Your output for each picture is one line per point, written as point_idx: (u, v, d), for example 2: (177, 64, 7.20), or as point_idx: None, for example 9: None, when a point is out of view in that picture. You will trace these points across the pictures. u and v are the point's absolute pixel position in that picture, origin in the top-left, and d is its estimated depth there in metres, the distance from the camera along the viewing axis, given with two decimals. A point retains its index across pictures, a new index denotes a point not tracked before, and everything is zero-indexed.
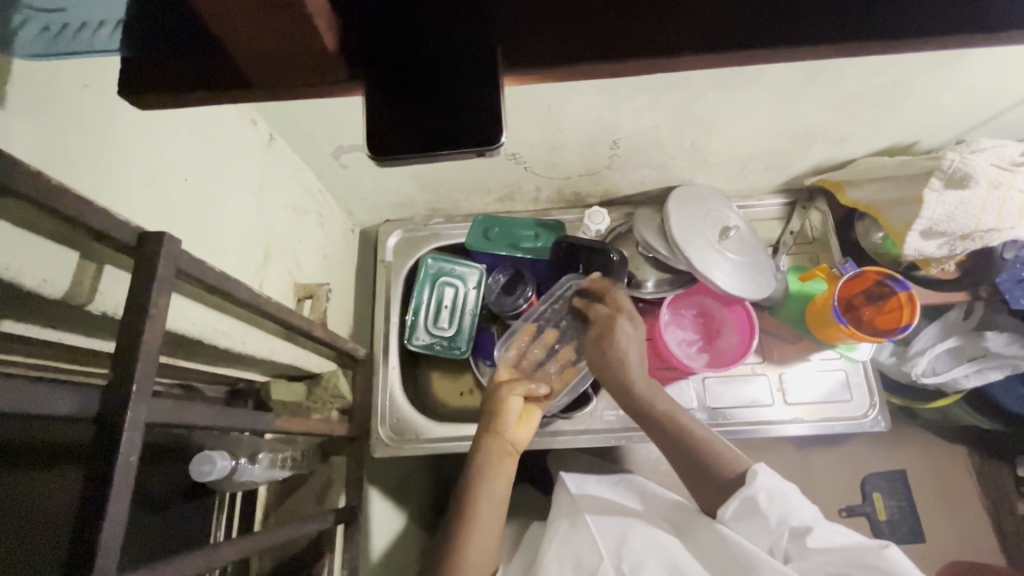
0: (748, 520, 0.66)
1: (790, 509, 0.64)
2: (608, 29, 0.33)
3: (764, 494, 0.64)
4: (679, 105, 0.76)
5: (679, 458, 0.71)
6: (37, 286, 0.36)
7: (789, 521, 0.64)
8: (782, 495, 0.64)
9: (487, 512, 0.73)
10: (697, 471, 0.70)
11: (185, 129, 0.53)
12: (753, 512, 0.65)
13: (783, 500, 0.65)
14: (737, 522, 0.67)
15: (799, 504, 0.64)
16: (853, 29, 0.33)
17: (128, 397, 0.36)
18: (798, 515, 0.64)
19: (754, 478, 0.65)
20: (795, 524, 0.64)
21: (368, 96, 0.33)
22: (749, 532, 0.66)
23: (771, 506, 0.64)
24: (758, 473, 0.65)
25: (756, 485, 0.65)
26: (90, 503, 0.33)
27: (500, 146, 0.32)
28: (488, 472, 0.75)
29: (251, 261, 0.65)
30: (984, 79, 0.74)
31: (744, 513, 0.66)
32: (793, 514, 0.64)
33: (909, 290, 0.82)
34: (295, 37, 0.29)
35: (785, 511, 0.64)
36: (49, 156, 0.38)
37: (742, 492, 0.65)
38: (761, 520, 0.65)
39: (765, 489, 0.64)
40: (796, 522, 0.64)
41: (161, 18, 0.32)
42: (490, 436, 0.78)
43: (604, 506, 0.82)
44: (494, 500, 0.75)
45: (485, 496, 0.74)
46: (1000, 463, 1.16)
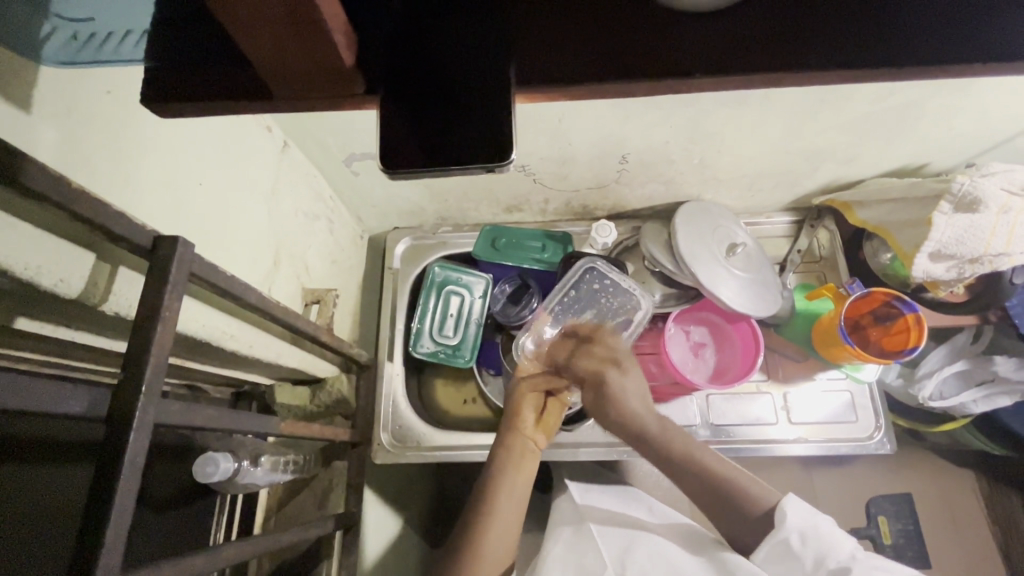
0: (783, 561, 0.61)
1: (825, 548, 0.60)
2: (623, 53, 0.34)
3: (796, 534, 0.60)
4: (689, 122, 0.76)
5: (699, 492, 0.68)
6: (53, 285, 0.36)
7: (825, 562, 0.59)
8: (815, 533, 0.60)
9: (507, 511, 0.71)
10: (720, 501, 0.66)
11: (202, 134, 0.54)
12: (786, 553, 0.61)
13: (817, 538, 0.60)
14: (772, 567, 0.62)
15: (834, 543, 0.60)
16: (863, 57, 0.33)
17: (139, 398, 0.36)
18: (833, 553, 0.60)
19: (785, 516, 0.61)
20: (831, 565, 0.59)
21: (382, 110, 0.33)
22: None
23: (803, 545, 0.60)
24: (787, 511, 0.62)
25: (786, 525, 0.61)
26: (97, 501, 0.34)
27: (510, 162, 0.32)
28: (509, 469, 0.74)
29: (260, 265, 0.66)
30: (995, 105, 0.74)
31: (778, 556, 0.62)
32: (827, 553, 0.60)
33: (918, 311, 0.82)
34: (317, 54, 0.30)
35: (821, 550, 0.60)
36: (70, 159, 0.39)
37: (772, 534, 0.61)
38: (795, 562, 0.61)
39: (796, 527, 0.61)
40: (833, 563, 0.59)
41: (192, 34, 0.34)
42: (512, 433, 0.79)
43: (608, 515, 0.82)
44: (515, 496, 0.73)
45: (506, 491, 0.72)
46: (1008, 490, 1.14)
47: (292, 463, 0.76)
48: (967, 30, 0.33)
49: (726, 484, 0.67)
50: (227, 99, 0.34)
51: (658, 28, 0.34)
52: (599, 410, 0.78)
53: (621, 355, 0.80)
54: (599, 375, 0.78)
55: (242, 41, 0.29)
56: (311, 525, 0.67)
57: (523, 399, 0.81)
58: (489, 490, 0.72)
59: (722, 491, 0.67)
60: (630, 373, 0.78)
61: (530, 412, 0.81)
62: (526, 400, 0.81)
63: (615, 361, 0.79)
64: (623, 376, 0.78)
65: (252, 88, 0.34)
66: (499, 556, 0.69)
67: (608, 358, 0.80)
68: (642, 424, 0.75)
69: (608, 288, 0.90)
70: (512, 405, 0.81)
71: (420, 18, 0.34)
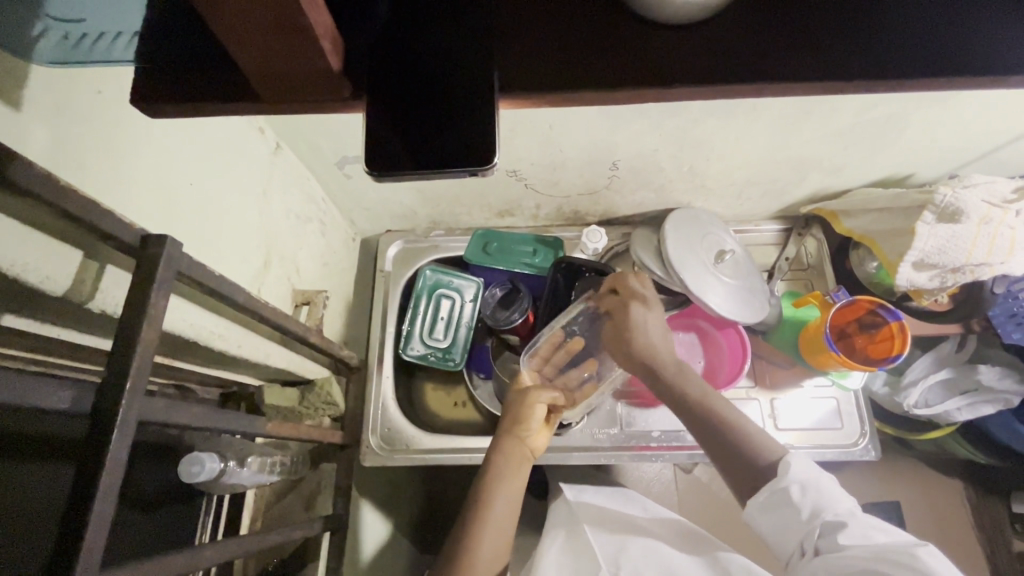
0: (778, 512, 0.59)
1: (824, 501, 0.58)
2: (605, 63, 0.34)
3: (796, 484, 0.59)
4: (677, 131, 0.78)
5: (700, 432, 0.68)
6: (39, 282, 0.37)
7: (821, 513, 0.57)
8: (816, 486, 0.59)
9: (501, 511, 0.72)
10: (726, 450, 0.65)
11: (193, 136, 0.55)
12: (784, 502, 0.59)
13: (818, 491, 0.58)
14: (766, 520, 0.60)
15: (835, 497, 0.58)
16: (844, 69, 0.34)
17: (123, 393, 0.37)
18: (832, 506, 0.57)
19: (788, 466, 0.60)
20: (827, 516, 0.57)
21: (369, 113, 0.34)
22: (777, 524, 0.60)
23: (802, 495, 0.58)
24: (791, 463, 0.61)
25: (788, 475, 0.60)
26: (79, 497, 0.34)
27: (492, 167, 0.33)
28: (505, 473, 0.74)
29: (251, 266, 0.66)
30: (977, 119, 0.75)
31: (774, 507, 0.60)
32: (826, 506, 0.58)
33: (901, 319, 0.83)
34: (303, 56, 0.31)
35: (819, 502, 0.58)
36: (60, 157, 0.40)
37: (773, 482, 0.60)
38: (792, 510, 0.59)
39: (798, 478, 0.59)
40: (829, 515, 0.57)
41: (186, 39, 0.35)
42: (514, 436, 0.79)
43: (602, 514, 0.82)
44: (510, 500, 0.73)
45: (503, 496, 0.73)
46: (994, 498, 1.15)
47: (280, 465, 0.76)
48: (948, 47, 0.34)
49: (731, 430, 0.65)
50: (215, 100, 0.34)
51: (644, 37, 0.35)
52: (620, 342, 0.77)
53: (652, 294, 0.77)
54: (624, 308, 0.76)
55: (236, 49, 0.30)
56: (297, 526, 0.67)
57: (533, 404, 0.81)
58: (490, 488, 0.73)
59: (725, 438, 0.66)
60: (656, 311, 0.76)
61: (538, 416, 0.81)
62: (535, 407, 0.81)
63: (643, 297, 0.77)
64: (648, 312, 0.76)
65: (240, 89, 0.34)
66: (499, 544, 0.70)
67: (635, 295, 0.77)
68: (659, 359, 0.73)
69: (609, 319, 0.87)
70: (515, 411, 0.81)
71: (407, 28, 0.35)
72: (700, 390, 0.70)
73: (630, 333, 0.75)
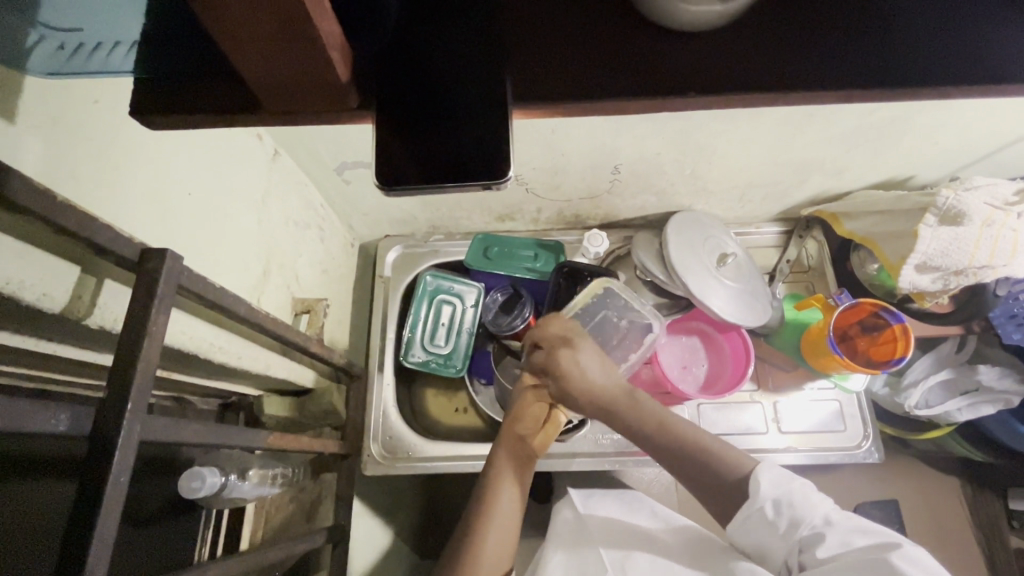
0: (758, 528, 0.62)
1: (798, 514, 0.59)
2: (617, 72, 0.34)
3: (769, 501, 0.60)
4: (679, 134, 0.77)
5: (667, 459, 0.68)
6: (36, 300, 0.35)
7: (799, 527, 0.59)
8: (788, 500, 0.60)
9: (501, 525, 0.70)
10: (696, 474, 0.66)
11: (190, 144, 0.53)
12: (761, 520, 0.61)
13: (790, 506, 0.60)
14: (749, 536, 0.63)
15: (809, 507, 0.60)
16: (856, 77, 0.33)
17: (124, 414, 0.35)
18: (807, 519, 0.59)
19: (756, 486, 0.61)
20: (805, 530, 0.59)
21: (377, 125, 0.33)
22: (760, 539, 0.62)
23: (776, 512, 0.60)
24: (761, 478, 0.62)
25: (759, 494, 0.61)
26: (78, 524, 0.33)
27: (507, 180, 0.32)
28: (503, 482, 0.72)
29: (250, 276, 0.65)
30: (978, 122, 0.76)
31: (754, 524, 0.62)
32: (801, 518, 0.59)
33: (904, 322, 0.83)
34: (311, 68, 0.30)
35: (794, 516, 0.59)
36: (55, 169, 0.38)
37: (746, 503, 0.62)
38: (770, 527, 0.61)
39: (769, 495, 0.61)
40: (806, 528, 0.59)
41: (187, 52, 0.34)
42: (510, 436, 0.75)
43: (609, 522, 0.81)
44: (508, 510, 0.71)
45: (500, 510, 0.70)
46: (992, 496, 1.15)
47: (281, 477, 0.75)
48: (960, 53, 0.34)
49: (698, 452, 0.66)
50: (220, 111, 0.34)
51: (656, 45, 0.34)
52: (563, 394, 0.75)
53: (574, 333, 0.76)
54: (552, 358, 0.74)
55: (239, 57, 0.29)
56: (300, 539, 0.66)
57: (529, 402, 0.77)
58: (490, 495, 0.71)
59: (692, 463, 0.66)
60: (583, 349, 0.74)
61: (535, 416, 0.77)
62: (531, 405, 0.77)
63: (565, 341, 0.75)
64: (576, 354, 0.74)
65: (244, 101, 0.34)
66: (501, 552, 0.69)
67: (560, 340, 0.75)
68: (607, 401, 0.72)
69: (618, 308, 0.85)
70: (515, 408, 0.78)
71: (417, 37, 0.34)
72: (657, 414, 0.70)
73: (565, 381, 0.73)
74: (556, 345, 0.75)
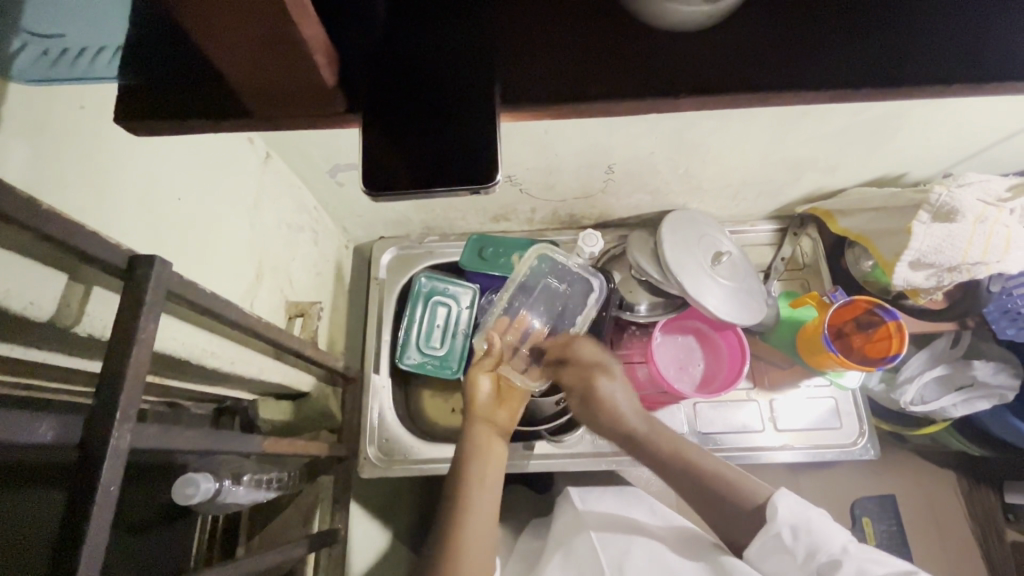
0: (777, 556, 0.61)
1: (816, 541, 0.59)
2: (608, 73, 0.33)
3: (788, 528, 0.60)
4: (673, 134, 0.77)
5: (686, 489, 0.68)
6: (21, 309, 0.35)
7: (817, 555, 0.58)
8: (807, 527, 0.59)
9: (476, 540, 0.67)
10: (712, 502, 0.66)
11: (180, 150, 0.53)
12: (779, 547, 0.61)
13: (808, 533, 0.59)
14: (766, 564, 0.62)
15: (827, 535, 0.59)
16: (849, 77, 0.33)
17: (114, 420, 0.35)
18: (825, 546, 0.58)
19: (775, 512, 0.61)
20: (823, 558, 0.58)
21: (365, 129, 0.33)
22: (777, 568, 0.61)
23: (794, 538, 0.59)
24: (779, 505, 0.61)
25: (778, 520, 0.60)
26: (67, 534, 0.32)
27: (494, 184, 0.32)
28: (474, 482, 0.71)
29: (242, 281, 0.65)
30: (969, 120, 0.76)
31: (772, 552, 0.61)
32: (819, 547, 0.58)
33: (898, 319, 0.83)
34: (297, 72, 0.30)
35: (812, 543, 0.59)
36: (42, 177, 0.38)
37: (765, 528, 0.61)
38: (788, 554, 0.60)
39: (788, 520, 0.60)
40: (824, 557, 0.58)
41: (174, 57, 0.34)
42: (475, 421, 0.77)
43: (606, 520, 0.81)
44: (481, 516, 0.69)
45: (473, 520, 0.68)
46: (989, 489, 1.16)
47: (276, 481, 0.75)
48: (951, 52, 0.33)
49: (715, 478, 0.67)
50: (205, 116, 0.33)
51: (647, 46, 0.34)
52: (592, 418, 0.76)
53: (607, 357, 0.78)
54: (588, 381, 0.76)
55: (222, 61, 0.29)
56: (297, 544, 0.66)
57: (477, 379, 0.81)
58: (465, 479, 0.71)
59: (710, 493, 0.66)
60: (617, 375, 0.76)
61: (484, 391, 0.80)
62: (479, 379, 0.81)
63: (601, 365, 0.76)
64: (613, 381, 0.75)
65: (229, 105, 0.33)
66: (481, 542, 0.67)
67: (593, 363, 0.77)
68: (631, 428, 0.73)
69: (563, 274, 0.91)
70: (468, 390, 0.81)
71: (404, 41, 0.34)
72: (674, 443, 0.71)
73: (599, 407, 0.75)
74: (589, 368, 0.77)
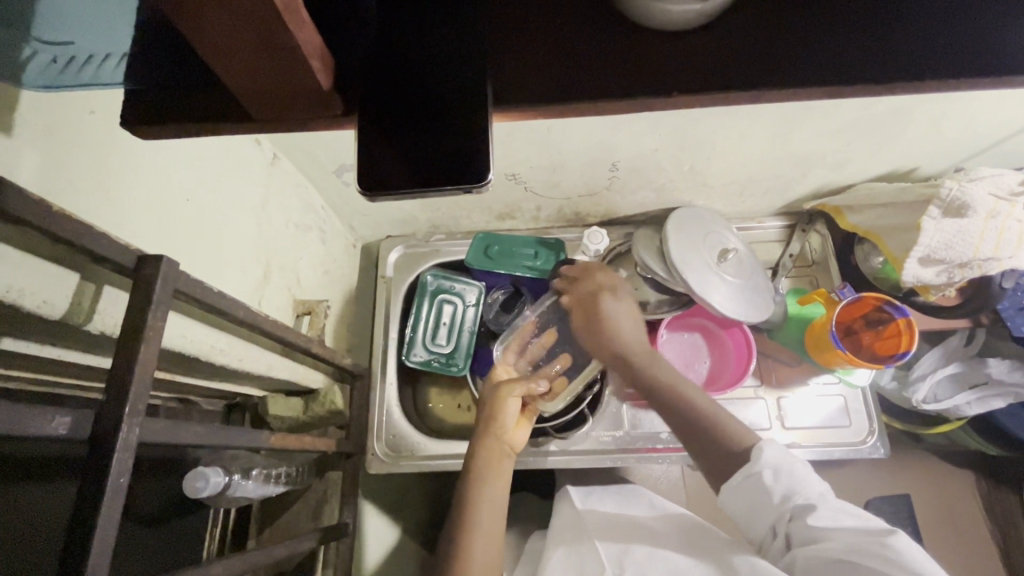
0: (751, 495, 0.61)
1: (795, 485, 0.60)
2: (600, 72, 0.34)
3: (769, 469, 0.61)
4: (676, 130, 0.77)
5: (681, 429, 0.69)
6: (36, 307, 0.36)
7: (793, 497, 0.59)
8: (788, 470, 0.61)
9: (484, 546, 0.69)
10: (702, 441, 0.67)
11: (189, 152, 0.54)
12: (756, 487, 0.61)
13: (789, 476, 0.60)
14: (738, 505, 0.62)
15: (806, 482, 0.60)
16: (843, 72, 0.33)
17: (122, 418, 0.36)
18: (803, 490, 0.59)
19: (760, 452, 0.62)
20: (799, 501, 0.59)
21: (361, 128, 0.33)
22: (747, 506, 0.62)
23: (774, 479, 0.60)
24: (764, 449, 0.62)
25: (761, 460, 0.61)
26: (79, 524, 0.34)
27: (487, 182, 0.32)
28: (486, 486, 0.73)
29: (250, 279, 0.66)
30: (980, 113, 0.74)
31: (747, 491, 0.61)
32: (797, 490, 0.59)
33: (908, 316, 0.82)
34: (294, 77, 0.30)
35: (790, 486, 0.60)
36: (53, 180, 0.39)
37: (746, 466, 0.62)
38: (763, 494, 0.61)
39: (770, 462, 0.61)
40: (800, 499, 0.59)
41: (179, 64, 0.35)
42: (490, 436, 0.78)
43: (608, 519, 0.81)
44: (491, 520, 0.71)
45: (484, 521, 0.71)
46: (1007, 489, 1.13)
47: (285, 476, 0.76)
48: (946, 49, 0.33)
49: (711, 428, 0.67)
50: (207, 119, 0.34)
51: (637, 43, 0.34)
52: (595, 338, 0.82)
53: (619, 283, 0.84)
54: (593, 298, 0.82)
55: (220, 68, 0.30)
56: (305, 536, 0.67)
57: (505, 401, 0.81)
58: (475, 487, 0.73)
59: (704, 434, 0.67)
60: (623, 298, 0.82)
61: (510, 413, 0.81)
62: (507, 400, 0.81)
63: (611, 287, 0.83)
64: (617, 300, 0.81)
65: (232, 110, 0.34)
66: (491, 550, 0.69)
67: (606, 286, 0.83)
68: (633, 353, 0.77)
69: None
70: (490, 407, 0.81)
71: (397, 42, 0.34)
72: (672, 380, 0.74)
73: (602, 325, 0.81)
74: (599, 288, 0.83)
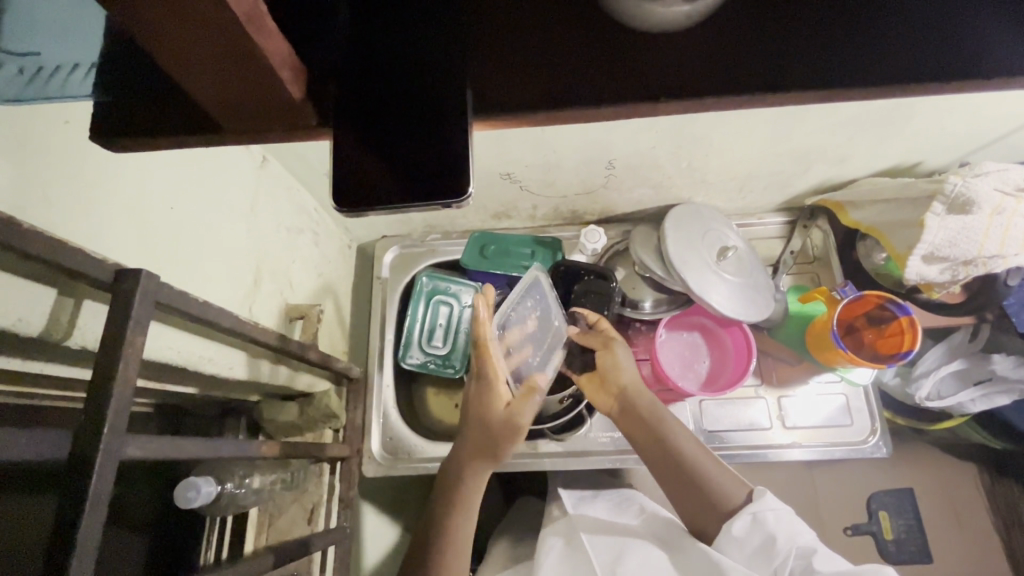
0: (755, 538, 0.63)
1: (795, 528, 0.64)
2: (585, 77, 0.32)
3: (772, 511, 0.65)
4: (673, 127, 0.75)
5: (673, 473, 0.72)
6: (11, 325, 0.36)
7: (797, 539, 0.62)
8: (786, 513, 0.65)
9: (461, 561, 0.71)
10: (691, 486, 0.70)
11: (171, 159, 0.53)
12: (762, 528, 0.63)
13: (788, 519, 0.64)
14: (738, 547, 0.64)
15: (801, 527, 0.64)
16: (837, 76, 0.31)
17: (101, 436, 0.35)
18: (802, 532, 0.63)
19: (762, 496, 0.66)
20: (801, 543, 0.62)
21: (339, 139, 0.32)
22: (750, 548, 0.63)
23: (777, 520, 0.64)
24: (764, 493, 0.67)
25: (763, 502, 0.65)
26: (57, 547, 0.33)
27: (467, 198, 0.32)
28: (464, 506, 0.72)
29: (241, 285, 0.65)
30: (985, 106, 0.72)
31: (751, 532, 0.64)
32: (797, 531, 0.63)
33: (911, 314, 0.80)
34: (263, 87, 0.29)
35: (790, 529, 0.63)
36: (27, 195, 0.38)
37: (752, 507, 0.65)
38: (769, 535, 0.63)
39: (772, 505, 0.65)
40: (801, 542, 0.62)
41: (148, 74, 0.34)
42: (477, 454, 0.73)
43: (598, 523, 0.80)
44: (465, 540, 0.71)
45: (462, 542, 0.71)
46: (1012, 482, 1.12)
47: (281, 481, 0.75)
48: (944, 50, 0.32)
49: (699, 474, 0.70)
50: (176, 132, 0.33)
51: (621, 47, 0.33)
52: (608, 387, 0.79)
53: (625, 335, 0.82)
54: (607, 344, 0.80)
55: (184, 77, 0.28)
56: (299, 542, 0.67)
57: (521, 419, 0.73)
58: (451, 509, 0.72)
59: (695, 480, 0.70)
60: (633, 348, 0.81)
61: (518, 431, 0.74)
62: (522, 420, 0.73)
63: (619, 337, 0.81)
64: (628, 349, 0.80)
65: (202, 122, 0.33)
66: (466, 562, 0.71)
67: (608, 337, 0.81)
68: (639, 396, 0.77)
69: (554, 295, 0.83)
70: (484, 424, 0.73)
71: (375, 50, 0.33)
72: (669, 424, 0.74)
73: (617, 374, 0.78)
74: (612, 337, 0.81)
